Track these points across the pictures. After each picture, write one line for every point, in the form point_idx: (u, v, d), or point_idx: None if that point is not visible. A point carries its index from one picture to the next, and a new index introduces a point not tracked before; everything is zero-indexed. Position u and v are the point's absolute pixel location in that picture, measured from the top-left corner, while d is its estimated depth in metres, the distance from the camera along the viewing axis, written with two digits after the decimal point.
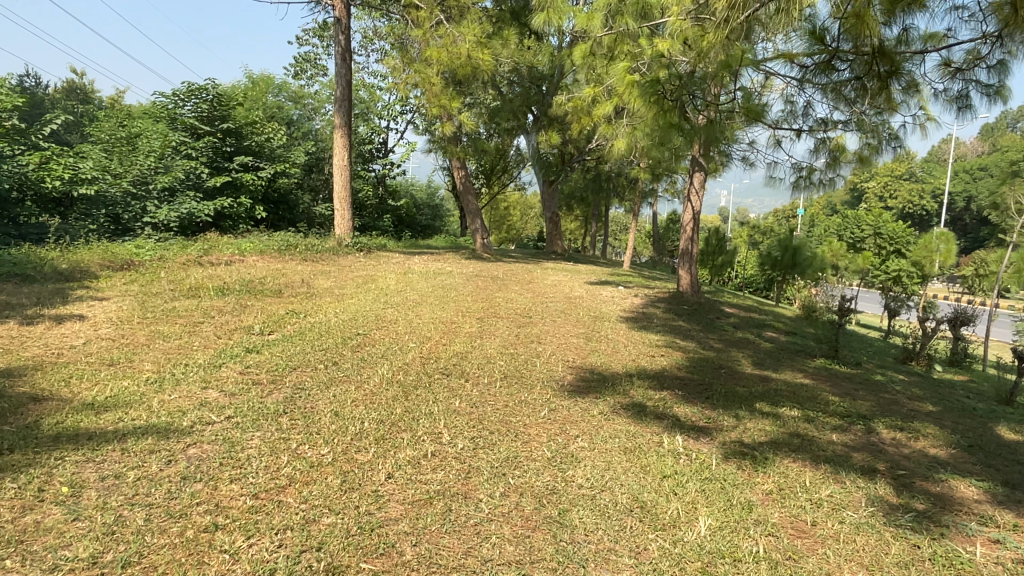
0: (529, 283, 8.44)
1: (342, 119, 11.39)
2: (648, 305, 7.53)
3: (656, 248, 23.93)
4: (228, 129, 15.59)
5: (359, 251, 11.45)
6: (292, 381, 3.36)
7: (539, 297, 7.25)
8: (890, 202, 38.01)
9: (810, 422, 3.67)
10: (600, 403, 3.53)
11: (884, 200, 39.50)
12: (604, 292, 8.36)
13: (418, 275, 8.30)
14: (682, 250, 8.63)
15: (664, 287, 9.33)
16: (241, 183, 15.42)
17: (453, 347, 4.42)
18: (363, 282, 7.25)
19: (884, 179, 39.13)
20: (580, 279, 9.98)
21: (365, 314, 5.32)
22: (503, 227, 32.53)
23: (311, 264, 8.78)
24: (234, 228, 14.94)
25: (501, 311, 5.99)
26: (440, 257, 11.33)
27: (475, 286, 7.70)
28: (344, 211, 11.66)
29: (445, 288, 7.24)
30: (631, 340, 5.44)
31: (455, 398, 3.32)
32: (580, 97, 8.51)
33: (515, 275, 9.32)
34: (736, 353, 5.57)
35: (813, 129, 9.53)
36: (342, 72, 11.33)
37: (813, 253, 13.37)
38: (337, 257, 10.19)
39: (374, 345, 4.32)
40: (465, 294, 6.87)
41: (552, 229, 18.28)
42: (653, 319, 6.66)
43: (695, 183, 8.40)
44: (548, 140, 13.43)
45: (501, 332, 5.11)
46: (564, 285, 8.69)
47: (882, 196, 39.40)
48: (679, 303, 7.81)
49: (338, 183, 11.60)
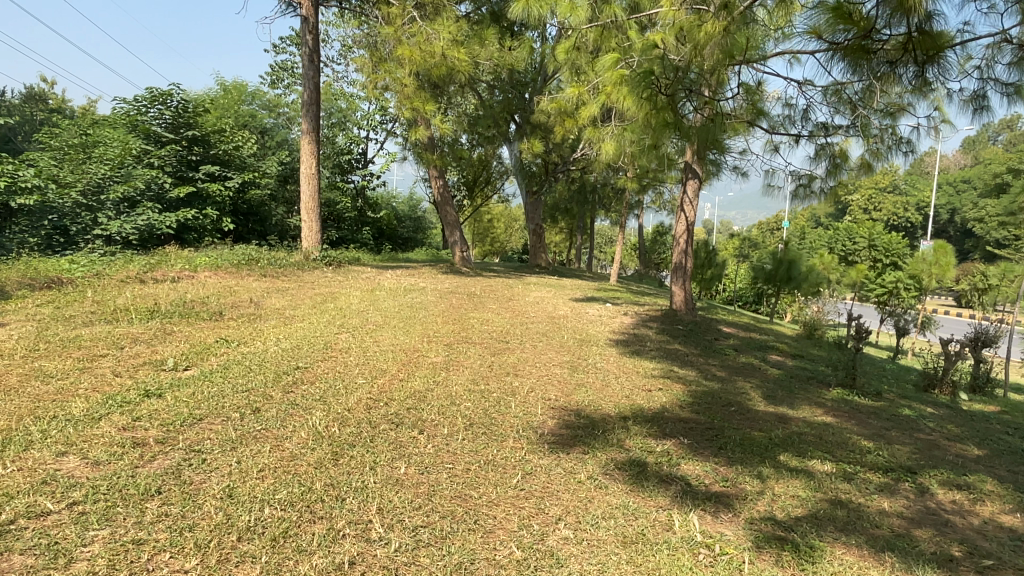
0: (508, 301, 7.72)
1: (310, 125, 10.64)
2: (639, 325, 6.79)
3: (642, 261, 23.26)
4: (193, 136, 14.79)
5: (328, 266, 10.66)
6: (189, 440, 2.58)
7: (518, 316, 6.52)
8: (873, 214, 37.09)
9: (850, 483, 2.93)
10: (588, 462, 2.77)
11: (869, 213, 38.34)
12: (590, 310, 7.63)
13: (387, 293, 7.55)
14: (676, 265, 7.91)
15: (655, 305, 8.60)
16: (206, 194, 14.61)
17: (411, 385, 3.66)
18: (321, 301, 6.48)
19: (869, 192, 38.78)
20: (565, 295, 9.24)
21: (314, 341, 4.55)
22: (486, 239, 31.72)
23: (269, 281, 8.00)
24: (199, 241, 14.14)
25: (474, 335, 5.24)
26: (414, 272, 10.57)
27: (448, 304, 6.96)
28: (312, 222, 10.85)
29: (414, 307, 6.50)
30: (623, 369, 4.71)
31: (401, 461, 2.55)
32: (564, 98, 7.81)
33: (494, 291, 8.59)
34: (742, 383, 4.86)
35: (813, 134, 8.90)
36: (309, 75, 10.59)
37: (809, 267, 12.68)
38: (302, 272, 9.40)
39: (314, 384, 3.55)
40: (436, 315, 6.12)
41: (536, 241, 17.56)
42: (645, 343, 5.94)
43: (689, 192, 7.76)
44: (530, 148, 12.73)
45: (471, 362, 4.35)
46: (547, 303, 7.95)
47: (866, 209, 38.36)
48: (673, 323, 7.09)
49: (305, 192, 10.81)
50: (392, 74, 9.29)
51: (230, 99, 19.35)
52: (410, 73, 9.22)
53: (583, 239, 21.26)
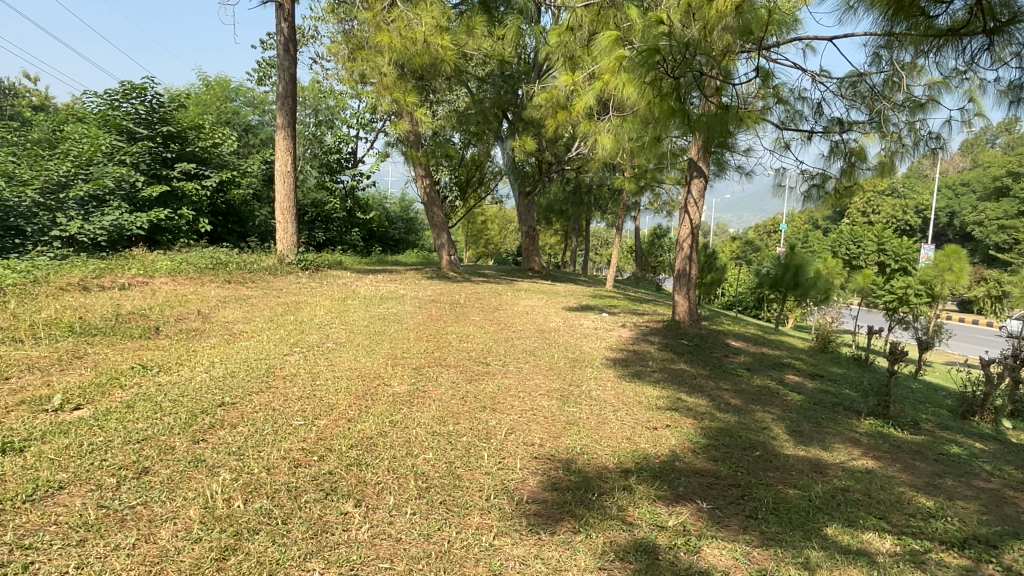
0: (497, 311, 7.01)
1: (285, 119, 9.91)
2: (640, 340, 6.09)
3: (639, 264, 22.55)
4: (168, 132, 14.06)
5: (304, 270, 9.92)
6: (24, 528, 1.87)
7: (507, 330, 5.80)
8: (871, 217, 36.35)
9: (922, 570, 2.23)
10: (579, 550, 2.06)
11: (868, 217, 37.75)
12: (586, 323, 6.91)
13: (362, 302, 6.83)
14: (678, 272, 7.19)
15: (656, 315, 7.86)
16: (182, 193, 13.88)
17: (360, 427, 2.93)
18: (283, 313, 5.76)
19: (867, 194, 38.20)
20: (558, 303, 8.53)
21: (255, 365, 3.83)
22: (479, 241, 30.97)
23: (232, 288, 7.27)
24: (173, 243, 13.41)
25: (452, 355, 4.53)
26: (396, 277, 9.87)
27: (429, 316, 6.25)
28: (286, 223, 10.08)
29: (389, 320, 5.78)
30: (622, 399, 4.00)
31: (317, 563, 1.82)
32: (556, 88, 7.10)
33: (481, 299, 7.87)
34: (762, 414, 4.15)
35: (828, 130, 8.16)
36: (284, 65, 9.86)
37: (816, 272, 11.95)
38: (272, 278, 8.68)
39: (236, 428, 2.82)
40: (413, 329, 5.41)
41: (529, 244, 16.80)
42: (647, 362, 5.22)
43: (694, 192, 7.02)
44: (522, 146, 12.03)
45: (442, 393, 3.63)
46: (539, 313, 7.23)
47: (864, 212, 37.81)
48: (678, 338, 6.37)
49: (279, 191, 10.04)
50: (371, 63, 8.58)
51: (213, 95, 18.60)
52: (390, 62, 8.51)
53: (578, 242, 20.51)
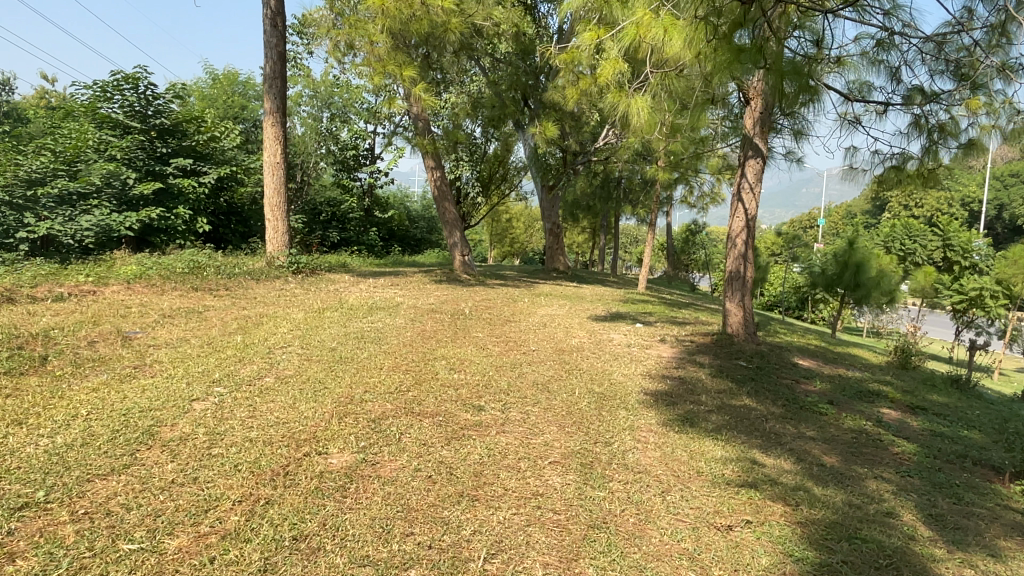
0: (508, 323, 5.76)
1: (273, 103, 8.78)
2: (686, 362, 4.80)
3: (671, 263, 21.13)
4: (162, 126, 13.07)
5: (296, 274, 8.78)
6: None
7: (516, 351, 4.55)
8: (913, 211, 34.33)
9: None
10: None
11: (910, 210, 35.54)
12: (617, 337, 5.62)
13: (344, 314, 5.63)
14: (729, 274, 5.85)
15: (702, 327, 6.52)
16: (178, 191, 12.89)
17: (232, 561, 1.72)
18: (235, 332, 4.57)
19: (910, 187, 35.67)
20: (583, 310, 7.25)
21: (134, 421, 2.63)
22: (504, 240, 29.68)
23: (196, 298, 6.14)
24: (167, 244, 12.42)
25: (435, 395, 3.27)
26: (398, 282, 8.68)
27: (424, 332, 5.02)
28: (276, 221, 8.89)
29: (369, 339, 4.56)
30: (671, 464, 2.73)
31: None
32: (577, 52, 5.84)
33: (492, 308, 6.62)
34: (875, 484, 2.85)
35: (911, 99, 6.72)
36: (271, 42, 8.71)
37: (879, 271, 10.47)
38: (253, 283, 7.56)
39: (10, 567, 1.63)
40: (394, 352, 4.19)
41: (553, 243, 15.47)
42: (698, 396, 3.93)
43: (749, 176, 5.70)
44: (542, 132, 10.77)
45: (398, 467, 2.39)
46: (561, 326, 5.95)
47: (907, 206, 35.51)
48: (733, 358, 5.05)
49: (268, 185, 8.90)
50: (363, 33, 7.41)
51: (219, 89, 17.66)
52: (384, 30, 7.32)
53: (607, 240, 19.13)
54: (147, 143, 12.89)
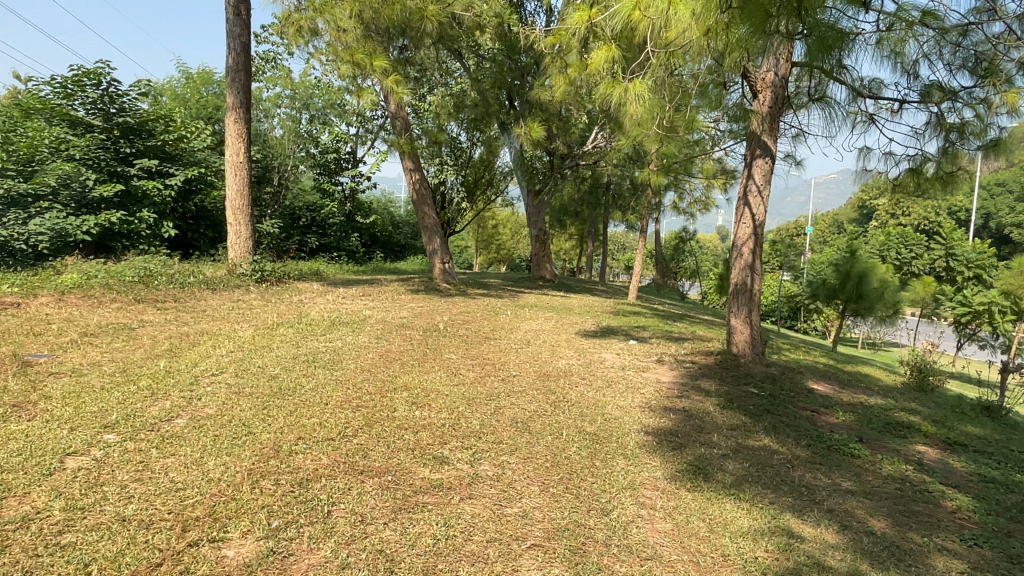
0: (487, 341, 5.10)
1: (236, 98, 8.08)
2: (690, 390, 4.17)
3: (659, 270, 20.53)
4: (125, 124, 12.26)
5: (260, 284, 8.05)
6: None
7: (494, 378, 3.88)
8: (901, 219, 33.96)
9: None
10: None
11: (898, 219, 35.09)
12: (610, 358, 4.97)
13: (300, 330, 4.93)
14: (734, 286, 5.22)
15: (703, 344, 5.90)
16: (141, 193, 12.12)
17: None
18: (162, 356, 3.85)
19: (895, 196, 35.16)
20: (571, 325, 6.61)
21: None
22: (490, 246, 28.96)
23: (134, 312, 5.41)
24: (128, 250, 11.63)
25: (386, 443, 2.60)
26: (370, 292, 7.99)
27: (389, 354, 4.33)
28: (239, 224, 8.18)
29: (321, 364, 3.87)
30: (690, 546, 2.08)
31: None
32: (568, 37, 5.22)
33: (470, 323, 5.94)
34: (948, 567, 2.24)
35: (930, 96, 6.16)
36: (234, 32, 8.02)
37: (884, 282, 9.92)
38: (207, 294, 6.86)
39: None
40: (347, 381, 3.50)
41: (539, 250, 14.81)
42: (709, 436, 3.28)
43: (757, 177, 5.09)
44: (528, 133, 10.15)
45: (318, 565, 1.73)
46: (548, 344, 5.29)
47: (894, 215, 35.07)
48: (742, 384, 4.41)
49: (230, 186, 8.18)
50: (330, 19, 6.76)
51: (192, 88, 16.92)
52: (355, 15, 6.68)
53: (595, 247, 18.52)
54: (109, 143, 12.10)
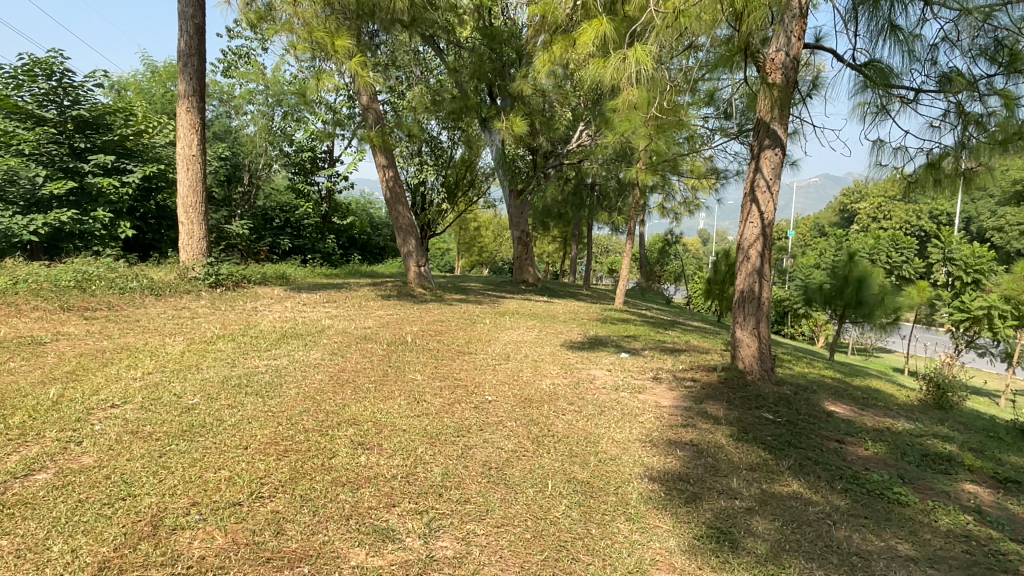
0: (460, 356, 4.45)
1: (188, 85, 7.36)
2: (697, 417, 3.54)
3: (644, 274, 19.99)
4: (80, 118, 11.54)
5: (214, 289, 7.34)
6: None
7: (465, 406, 3.22)
8: (882, 222, 33.79)
9: None
10: None
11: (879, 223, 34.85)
12: (601, 377, 4.33)
13: (243, 345, 4.24)
14: (739, 295, 4.61)
15: (702, 358, 5.28)
16: (97, 191, 11.22)
17: None
18: (60, 379, 3.16)
19: (877, 200, 34.90)
20: (556, 336, 5.97)
21: None
22: (472, 249, 28.25)
23: (54, 323, 4.70)
24: (79, 252, 10.85)
25: (310, 509, 1.96)
26: (335, 299, 7.30)
27: (343, 374, 3.66)
28: (192, 223, 7.46)
29: (256, 390, 3.19)
30: None
31: None
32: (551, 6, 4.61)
33: (443, 334, 5.27)
34: None
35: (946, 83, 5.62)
36: (186, 13, 7.32)
37: (883, 287, 9.40)
38: (149, 300, 6.14)
39: None
40: (282, 415, 2.82)
41: (521, 252, 14.16)
42: (727, 482, 2.65)
43: (766, 171, 4.50)
44: (509, 127, 9.51)
45: None
46: (529, 359, 4.64)
47: (876, 219, 34.83)
48: (754, 409, 3.81)
49: (182, 182, 7.45)
50: None
51: (157, 81, 16.12)
52: None
53: (578, 250, 17.92)
54: (60, 137, 11.30)
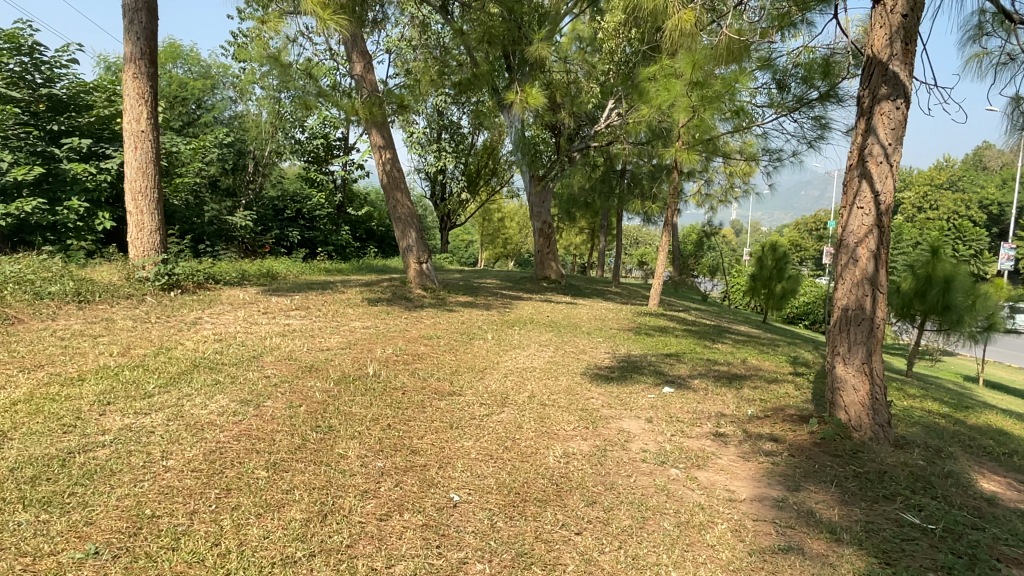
0: (436, 402, 3.07)
1: (135, 46, 6.09)
2: (800, 527, 2.15)
3: (677, 267, 18.45)
4: (54, 97, 10.35)
5: (167, 292, 6.04)
6: None
7: (407, 523, 1.86)
8: (928, 212, 31.42)
9: None
10: None
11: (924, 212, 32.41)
12: (641, 436, 2.94)
13: (115, 390, 2.89)
14: (839, 316, 3.19)
15: (774, 396, 3.86)
16: (71, 177, 9.81)
17: None
18: None
19: (921, 187, 32.45)
20: (577, 357, 4.58)
21: None
22: (495, 240, 26.82)
23: None
24: (57, 244, 9.76)
25: None
26: (308, 303, 5.98)
27: (236, 447, 2.31)
28: (140, 213, 6.19)
29: (48, 497, 1.85)
30: None
31: None
32: None
33: (423, 361, 3.89)
34: None
35: None
36: None
37: (974, 287, 7.84)
38: (66, 309, 4.87)
39: None
40: (36, 572, 1.49)
41: (543, 245, 12.72)
42: None
43: (881, 134, 3.08)
44: (525, 97, 8.11)
45: None
46: (537, 404, 3.26)
47: (920, 207, 32.39)
48: (883, 503, 2.41)
49: (129, 165, 6.19)
50: None
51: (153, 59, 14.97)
52: None
53: (606, 241, 16.47)
54: (30, 119, 10.08)
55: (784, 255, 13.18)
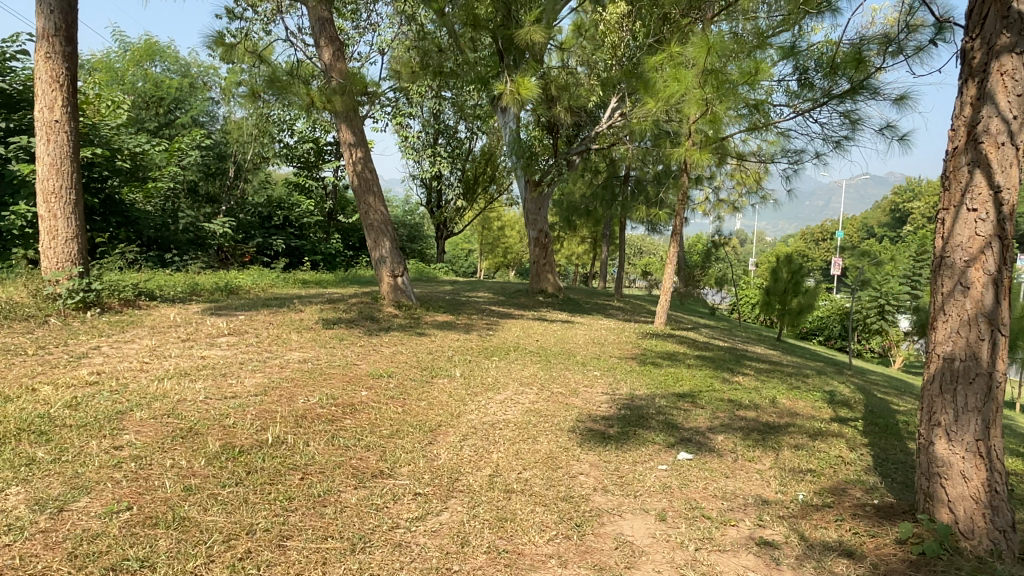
0: (347, 496, 2.08)
1: (47, 21, 5.15)
2: None
3: (684, 279, 17.44)
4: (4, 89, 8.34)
5: (82, 313, 5.06)
6: None
7: None
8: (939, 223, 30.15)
9: None
10: None
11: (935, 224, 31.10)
12: (648, 553, 1.95)
13: None
14: (937, 370, 2.17)
15: (826, 468, 2.85)
16: (19, 181, 8.09)
17: None
18: None
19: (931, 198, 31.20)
20: (568, 405, 3.58)
21: None
22: (495, 250, 25.83)
23: None
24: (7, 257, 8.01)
25: None
26: (249, 327, 4.97)
27: None
28: (53, 216, 5.24)
29: None
30: None
31: None
32: None
33: (356, 417, 2.89)
34: None
35: None
36: None
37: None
38: None
39: None
40: None
41: (539, 256, 11.73)
42: None
43: (1004, 103, 2.06)
44: (515, 88, 7.15)
45: None
46: (499, 492, 2.26)
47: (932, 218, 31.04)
48: None
49: (39, 161, 5.25)
50: None
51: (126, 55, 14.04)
52: None
53: (610, 252, 15.47)
54: None
55: (800, 267, 12.16)
